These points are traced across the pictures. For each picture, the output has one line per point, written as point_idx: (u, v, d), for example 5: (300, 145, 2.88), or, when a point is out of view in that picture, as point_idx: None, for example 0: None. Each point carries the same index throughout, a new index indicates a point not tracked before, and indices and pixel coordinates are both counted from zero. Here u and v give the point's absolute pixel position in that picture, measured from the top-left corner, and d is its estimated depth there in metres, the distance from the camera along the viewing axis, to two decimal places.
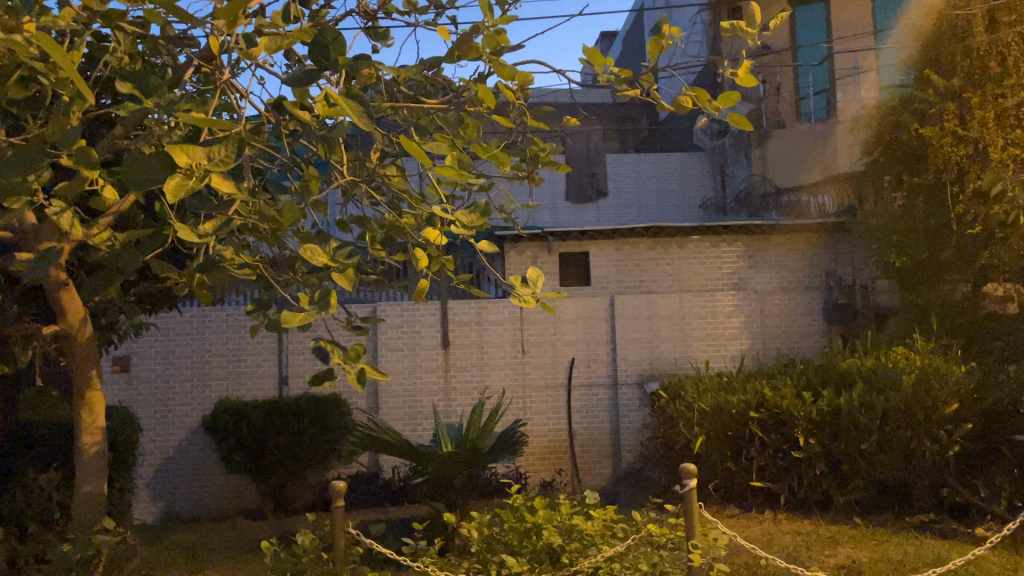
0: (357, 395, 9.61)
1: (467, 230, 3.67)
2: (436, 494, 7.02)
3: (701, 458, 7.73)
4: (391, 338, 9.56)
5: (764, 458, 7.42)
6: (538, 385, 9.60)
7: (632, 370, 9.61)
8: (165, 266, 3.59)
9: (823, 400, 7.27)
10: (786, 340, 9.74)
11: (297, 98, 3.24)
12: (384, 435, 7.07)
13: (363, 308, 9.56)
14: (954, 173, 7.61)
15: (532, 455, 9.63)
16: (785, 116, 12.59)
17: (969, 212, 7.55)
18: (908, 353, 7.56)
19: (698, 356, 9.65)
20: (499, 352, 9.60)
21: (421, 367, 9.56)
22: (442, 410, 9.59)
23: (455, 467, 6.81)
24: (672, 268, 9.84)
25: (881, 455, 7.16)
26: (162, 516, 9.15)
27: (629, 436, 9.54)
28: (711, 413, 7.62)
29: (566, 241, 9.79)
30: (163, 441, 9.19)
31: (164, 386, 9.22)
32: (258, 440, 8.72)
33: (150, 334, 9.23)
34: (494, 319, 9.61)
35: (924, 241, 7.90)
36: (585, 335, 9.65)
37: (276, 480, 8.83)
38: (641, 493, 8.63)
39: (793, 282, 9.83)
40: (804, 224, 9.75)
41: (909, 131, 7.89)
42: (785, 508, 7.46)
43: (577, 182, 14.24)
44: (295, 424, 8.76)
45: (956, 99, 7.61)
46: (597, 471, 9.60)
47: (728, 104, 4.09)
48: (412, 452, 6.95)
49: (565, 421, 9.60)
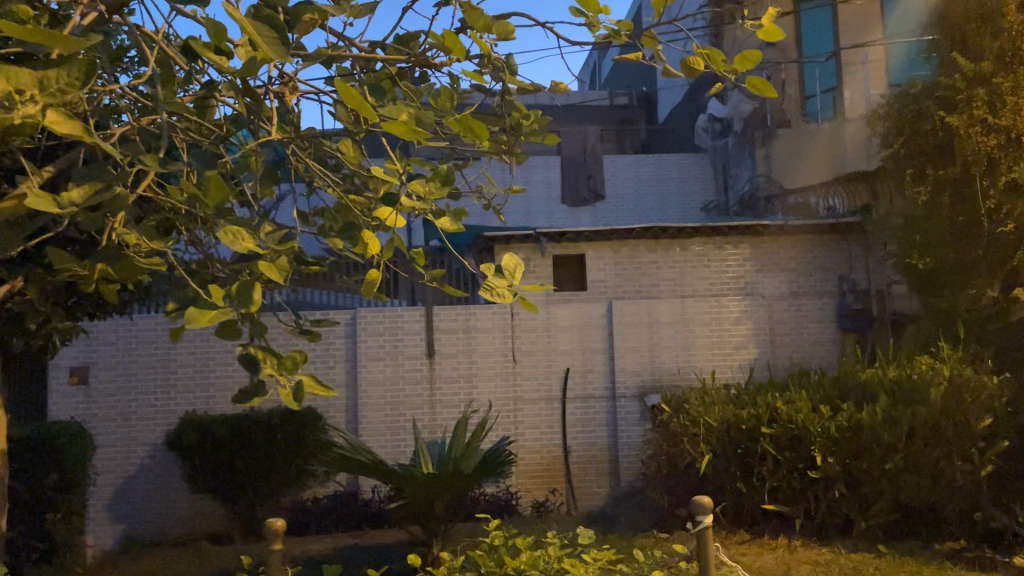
0: (335, 408, 8.89)
1: (425, 202, 3.12)
2: (414, 520, 6.36)
3: (708, 478, 7.05)
4: (372, 347, 8.87)
5: (777, 479, 6.72)
6: (530, 398, 8.92)
7: (632, 381, 8.92)
8: (61, 254, 2.96)
9: (843, 415, 6.56)
10: (796, 349, 9.08)
11: (215, 41, 2.65)
12: (360, 455, 6.38)
13: (342, 313, 8.90)
14: (984, 165, 6.94)
15: (524, 473, 8.92)
16: (791, 115, 11.85)
17: (1001, 208, 6.89)
18: (935, 362, 6.88)
19: (702, 366, 8.98)
20: (488, 362, 8.93)
21: (404, 378, 8.87)
22: (426, 424, 8.88)
23: (433, 492, 6.11)
24: (674, 271, 9.19)
25: (907, 476, 6.49)
26: (122, 540, 8.44)
27: (628, 454, 8.85)
28: (718, 428, 6.96)
29: (560, 243, 9.13)
30: (123, 459, 8.49)
31: (125, 399, 8.52)
32: (226, 458, 8.03)
33: (110, 344, 8.55)
34: (483, 326, 8.94)
35: (951, 241, 7.24)
36: (581, 344, 8.97)
37: (245, 501, 8.14)
38: (640, 516, 7.94)
39: (803, 287, 9.18)
40: (816, 224, 9.10)
41: (932, 121, 7.21)
42: (801, 534, 6.78)
43: (573, 184, 13.59)
44: (265, 440, 8.07)
45: (985, 84, 6.93)
46: (594, 490, 8.91)
47: (747, 67, 3.47)
48: (389, 474, 6.27)
49: (559, 436, 8.92)
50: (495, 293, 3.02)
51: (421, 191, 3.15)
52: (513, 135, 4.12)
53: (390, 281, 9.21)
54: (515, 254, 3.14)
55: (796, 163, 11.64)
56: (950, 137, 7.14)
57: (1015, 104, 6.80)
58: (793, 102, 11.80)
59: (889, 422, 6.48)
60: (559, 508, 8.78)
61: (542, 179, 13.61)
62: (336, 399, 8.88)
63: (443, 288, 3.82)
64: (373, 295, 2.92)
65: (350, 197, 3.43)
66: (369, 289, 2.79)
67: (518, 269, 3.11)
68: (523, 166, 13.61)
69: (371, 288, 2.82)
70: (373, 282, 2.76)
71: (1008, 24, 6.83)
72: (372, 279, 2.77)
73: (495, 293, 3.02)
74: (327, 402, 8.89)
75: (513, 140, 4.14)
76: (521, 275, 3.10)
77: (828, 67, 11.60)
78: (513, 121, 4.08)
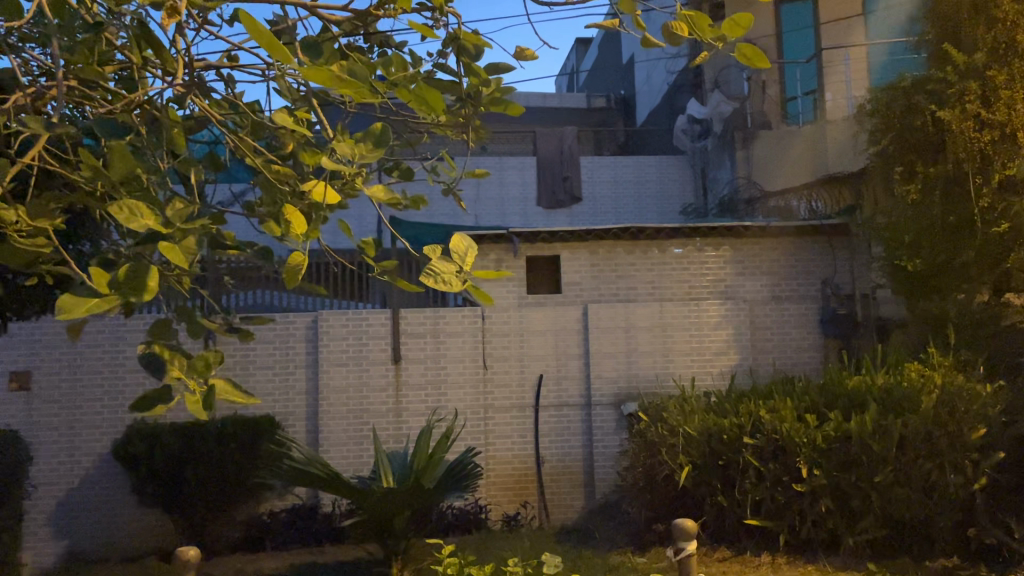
0: (294, 416, 8.40)
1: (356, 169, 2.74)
2: (371, 536, 5.93)
3: (688, 492, 6.68)
4: (334, 352, 8.40)
5: (760, 493, 6.35)
6: (501, 406, 8.51)
7: (608, 388, 8.52)
8: None
9: (830, 424, 6.23)
10: (779, 355, 8.73)
11: None
12: (313, 468, 5.91)
13: (303, 316, 8.46)
14: (977, 163, 6.63)
15: (493, 484, 8.48)
16: (771, 116, 11.66)
17: (995, 207, 6.56)
18: (926, 370, 6.55)
19: (681, 373, 8.60)
20: (457, 369, 8.49)
21: (369, 384, 8.41)
22: (391, 433, 8.41)
23: (393, 507, 5.69)
24: (653, 274, 8.81)
25: (898, 489, 6.12)
26: (63, 558, 7.89)
27: (603, 465, 8.43)
28: (697, 437, 6.61)
29: (534, 244, 8.73)
30: (67, 470, 7.96)
31: (70, 406, 8.00)
32: (175, 470, 7.52)
33: (54, 347, 8.02)
34: (452, 331, 8.52)
35: (941, 243, 6.91)
36: (555, 349, 8.58)
37: (195, 516, 7.62)
38: (616, 531, 7.52)
39: (786, 291, 8.84)
40: (799, 226, 8.76)
41: (922, 115, 6.89)
42: (785, 552, 6.42)
43: (549, 185, 13.17)
44: (217, 450, 7.58)
45: (978, 77, 6.60)
46: (568, 503, 8.48)
47: (736, 33, 3.06)
48: (344, 487, 5.81)
49: (532, 446, 8.50)
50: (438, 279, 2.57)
51: (351, 155, 2.71)
52: (470, 104, 3.69)
53: (357, 281, 8.70)
54: (464, 234, 2.72)
55: (779, 167, 11.37)
56: (942, 132, 6.81)
57: (1010, 98, 6.48)
58: (774, 103, 11.64)
59: (878, 432, 6.12)
60: (531, 522, 8.34)
61: (518, 181, 13.18)
62: (296, 407, 8.40)
63: (395, 282, 3.42)
64: (296, 287, 2.47)
65: (273, 169, 3.05)
66: (292, 275, 2.35)
67: (467, 254, 2.70)
68: (498, 166, 13.17)
69: (294, 275, 2.39)
70: (295, 267, 2.32)
71: (1002, 14, 6.50)
72: (295, 262, 2.34)
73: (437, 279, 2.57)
74: (286, 410, 8.39)
75: (472, 110, 3.72)
76: (470, 259, 2.68)
77: (810, 69, 11.49)
78: (471, 91, 3.65)
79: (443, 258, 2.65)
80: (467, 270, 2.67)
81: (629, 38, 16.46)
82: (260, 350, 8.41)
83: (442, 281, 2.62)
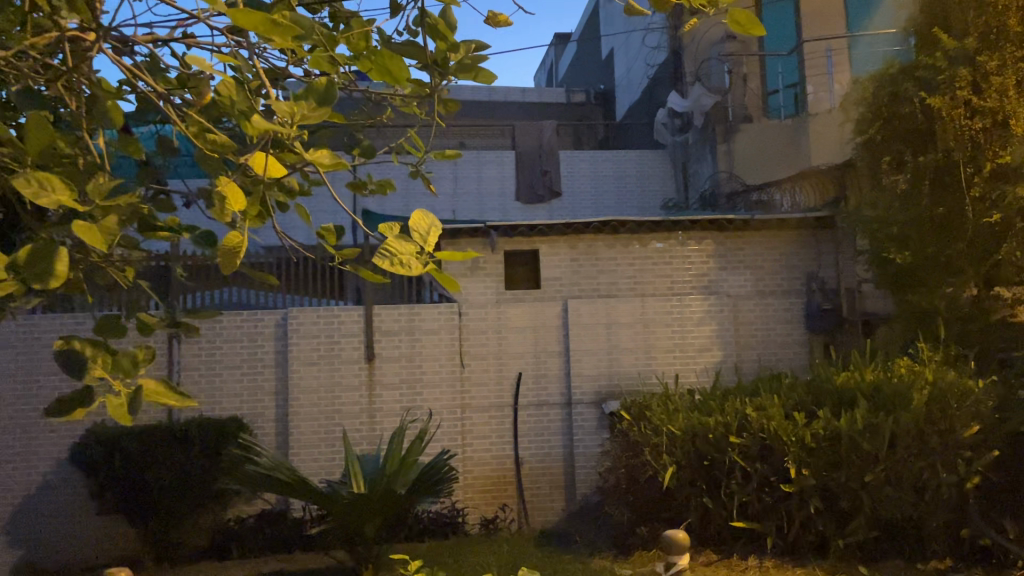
0: (263, 418, 8.07)
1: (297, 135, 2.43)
2: (340, 542, 5.66)
3: (672, 492, 6.44)
4: (305, 351, 8.07)
5: (746, 493, 6.11)
6: (478, 405, 8.24)
7: (589, 387, 8.27)
8: None
9: (818, 423, 6.00)
10: (763, 352, 8.52)
11: None
12: (278, 472, 5.59)
13: (272, 314, 8.14)
14: (968, 152, 6.40)
15: (471, 487, 8.19)
16: (752, 109, 11.50)
17: (987, 196, 6.36)
18: (917, 367, 6.34)
19: (664, 370, 8.36)
20: (434, 367, 8.19)
21: (341, 384, 8.09)
22: (364, 435, 8.10)
23: (363, 513, 5.41)
24: (634, 268, 8.56)
25: (889, 489, 5.90)
26: (19, 567, 7.53)
27: (584, 465, 8.18)
28: (681, 437, 6.38)
29: (511, 238, 8.45)
30: (23, 476, 7.59)
31: (25, 409, 7.62)
32: (135, 475, 7.18)
33: (8, 347, 7.64)
34: (428, 328, 8.22)
35: (930, 234, 6.72)
36: (534, 347, 8.33)
37: (157, 523, 7.28)
38: (597, 534, 7.29)
39: (770, 285, 8.62)
40: (784, 219, 8.55)
41: (910, 103, 6.68)
42: (773, 555, 6.20)
43: (528, 180, 12.90)
44: (181, 455, 7.24)
45: (970, 64, 6.37)
46: (548, 505, 8.21)
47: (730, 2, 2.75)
48: (312, 493, 5.52)
49: (511, 446, 8.23)
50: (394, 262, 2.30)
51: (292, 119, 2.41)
52: (438, 74, 3.39)
53: (332, 276, 8.41)
54: (426, 213, 2.45)
55: (759, 162, 11.19)
56: (932, 121, 6.60)
57: (1002, 84, 6.21)
58: (755, 96, 11.50)
59: (868, 430, 5.91)
60: (509, 525, 8.08)
61: (496, 176, 12.89)
62: (265, 408, 8.08)
63: (359, 273, 3.12)
64: (231, 273, 2.18)
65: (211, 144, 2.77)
66: (229, 260, 2.06)
67: (431, 234, 2.44)
68: (476, 160, 12.87)
69: (231, 260, 2.11)
70: (231, 249, 2.03)
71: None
72: (231, 244, 2.05)
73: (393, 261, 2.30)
74: (255, 411, 8.07)
75: (440, 79, 3.41)
76: (433, 239, 2.42)
77: (790, 61, 11.27)
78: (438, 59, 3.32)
79: (402, 238, 2.39)
80: (429, 253, 2.41)
81: (608, 31, 16.19)
82: (227, 350, 8.09)
83: (402, 263, 2.34)
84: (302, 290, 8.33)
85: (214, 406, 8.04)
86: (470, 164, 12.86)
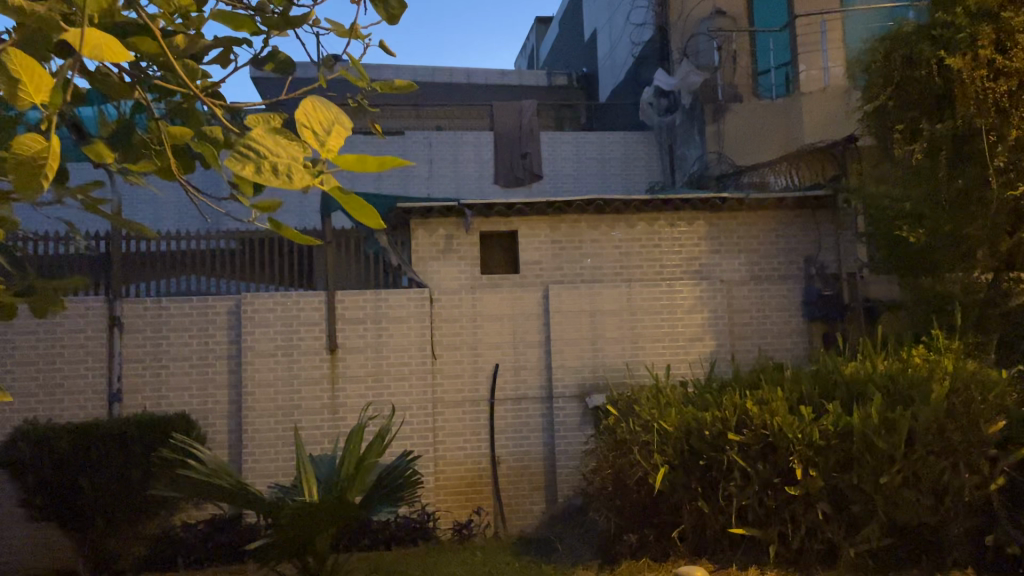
0: (215, 414, 7.35)
1: None
2: (289, 557, 4.99)
3: (663, 496, 5.83)
4: (261, 342, 7.35)
5: (746, 497, 5.50)
6: (451, 401, 7.57)
7: (571, 380, 7.63)
8: None
9: (827, 419, 5.38)
10: (758, 341, 7.91)
11: None
12: (217, 479, 4.88)
13: (225, 300, 7.41)
14: (992, 117, 5.79)
15: (444, 490, 7.50)
16: (742, 88, 11.00)
17: (1012, 167, 5.76)
18: (935, 358, 5.77)
19: (652, 362, 7.73)
20: (402, 359, 7.49)
21: (300, 378, 7.37)
22: (325, 433, 7.39)
23: (315, 522, 4.76)
24: (619, 250, 7.92)
25: (906, 492, 5.30)
26: None
27: (567, 464, 7.53)
28: (674, 434, 5.74)
29: (488, 217, 7.77)
30: None
31: None
32: (67, 479, 6.44)
33: None
34: (396, 316, 7.51)
35: (946, 211, 6.13)
36: (513, 337, 7.67)
37: (91, 531, 6.54)
38: (581, 542, 6.66)
39: (766, 271, 8.00)
40: (782, 199, 7.92)
41: (927, 65, 6.05)
42: (774, 565, 5.59)
43: (506, 164, 12.03)
44: (119, 454, 6.52)
45: (994, 21, 5.76)
46: (527, 508, 7.57)
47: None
48: (256, 501, 4.84)
49: (486, 444, 7.57)
50: (261, 171, 2.07)
51: None
52: None
53: (301, 262, 7.72)
54: (328, 105, 2.12)
55: (752, 143, 10.84)
56: (949, 85, 6.00)
57: None
58: (746, 76, 10.98)
59: (884, 427, 5.29)
60: (485, 530, 7.42)
61: (473, 158, 12.18)
62: (217, 403, 7.35)
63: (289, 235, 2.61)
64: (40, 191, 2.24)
65: None
66: (26, 175, 2.10)
67: (336, 132, 2.09)
68: (452, 142, 12.16)
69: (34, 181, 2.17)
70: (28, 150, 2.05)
71: None
72: (27, 151, 2.06)
73: (261, 168, 2.10)
74: (205, 407, 7.35)
75: None
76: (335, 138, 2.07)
77: (783, 39, 10.93)
78: None
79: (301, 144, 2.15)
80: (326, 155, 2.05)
81: (591, 10, 15.50)
82: (175, 340, 7.36)
83: (287, 172, 2.10)
84: (267, 274, 7.66)
85: (160, 401, 7.30)
86: (446, 146, 12.16)
